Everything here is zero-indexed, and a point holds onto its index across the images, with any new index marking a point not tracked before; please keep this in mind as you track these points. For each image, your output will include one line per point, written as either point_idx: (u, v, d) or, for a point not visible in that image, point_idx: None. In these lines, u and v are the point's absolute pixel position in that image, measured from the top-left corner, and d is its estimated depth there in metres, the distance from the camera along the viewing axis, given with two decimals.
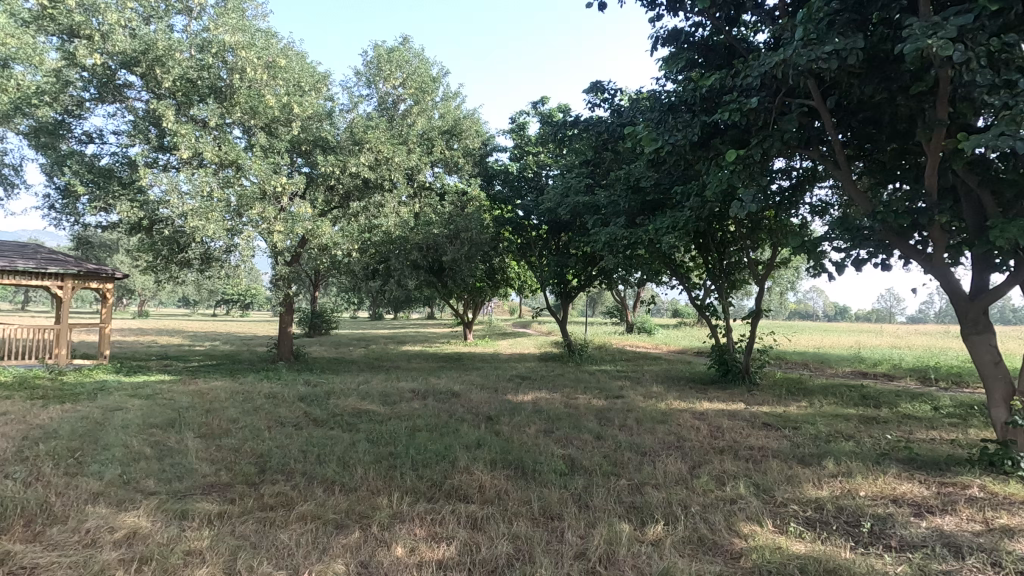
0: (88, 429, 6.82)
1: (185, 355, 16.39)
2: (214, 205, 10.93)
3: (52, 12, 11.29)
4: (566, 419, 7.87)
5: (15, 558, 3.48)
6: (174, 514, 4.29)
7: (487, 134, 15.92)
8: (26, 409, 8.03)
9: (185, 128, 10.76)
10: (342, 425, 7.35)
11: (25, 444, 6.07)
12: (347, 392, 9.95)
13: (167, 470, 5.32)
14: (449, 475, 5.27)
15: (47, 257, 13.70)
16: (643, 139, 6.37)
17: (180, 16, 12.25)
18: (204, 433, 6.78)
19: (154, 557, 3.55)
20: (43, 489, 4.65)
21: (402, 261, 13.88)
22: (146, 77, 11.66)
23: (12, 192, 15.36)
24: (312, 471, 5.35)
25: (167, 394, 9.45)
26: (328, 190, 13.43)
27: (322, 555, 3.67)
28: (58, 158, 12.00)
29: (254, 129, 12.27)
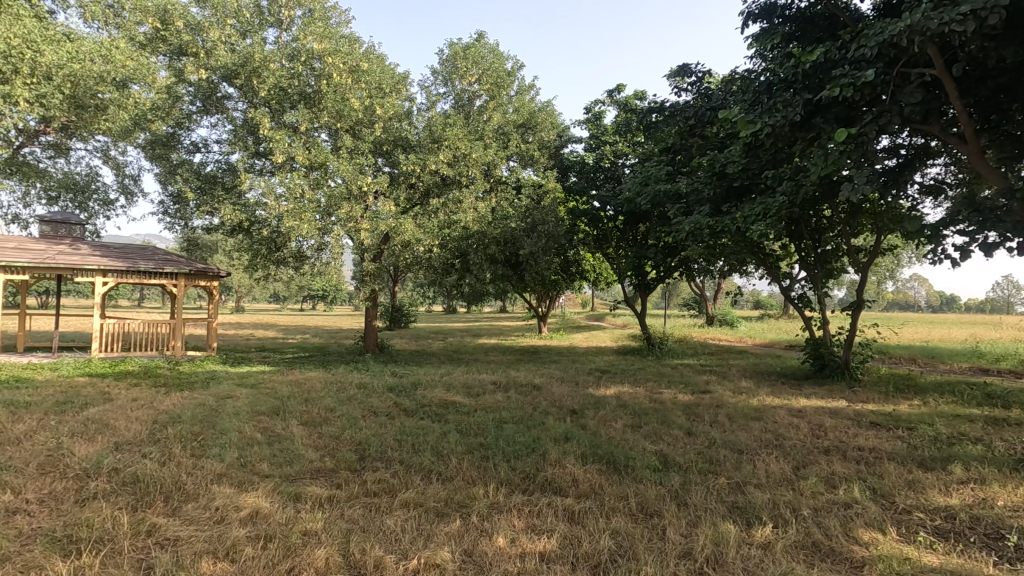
0: (206, 414, 7.45)
1: (282, 348, 17.54)
2: (306, 206, 11.57)
3: (164, 34, 12.37)
4: (653, 414, 7.69)
5: (161, 530, 3.85)
6: (289, 496, 4.60)
7: (562, 125, 15.79)
8: (153, 395, 8.91)
9: (279, 134, 11.47)
10: (431, 416, 7.57)
11: (156, 427, 6.73)
12: (432, 384, 10.26)
13: (278, 455, 5.70)
14: (541, 468, 5.29)
15: (163, 258, 15.05)
16: (738, 122, 6.07)
17: (272, 28, 13.01)
18: (307, 421, 7.21)
19: (276, 535, 3.81)
20: (175, 469, 5.13)
21: (481, 256, 14.11)
22: (245, 88, 12.52)
23: (133, 200, 17.08)
24: (409, 459, 5.55)
25: (269, 383, 10.14)
26: (408, 188, 13.88)
27: (428, 542, 3.79)
28: (170, 168, 13.13)
29: (340, 131, 12.85)
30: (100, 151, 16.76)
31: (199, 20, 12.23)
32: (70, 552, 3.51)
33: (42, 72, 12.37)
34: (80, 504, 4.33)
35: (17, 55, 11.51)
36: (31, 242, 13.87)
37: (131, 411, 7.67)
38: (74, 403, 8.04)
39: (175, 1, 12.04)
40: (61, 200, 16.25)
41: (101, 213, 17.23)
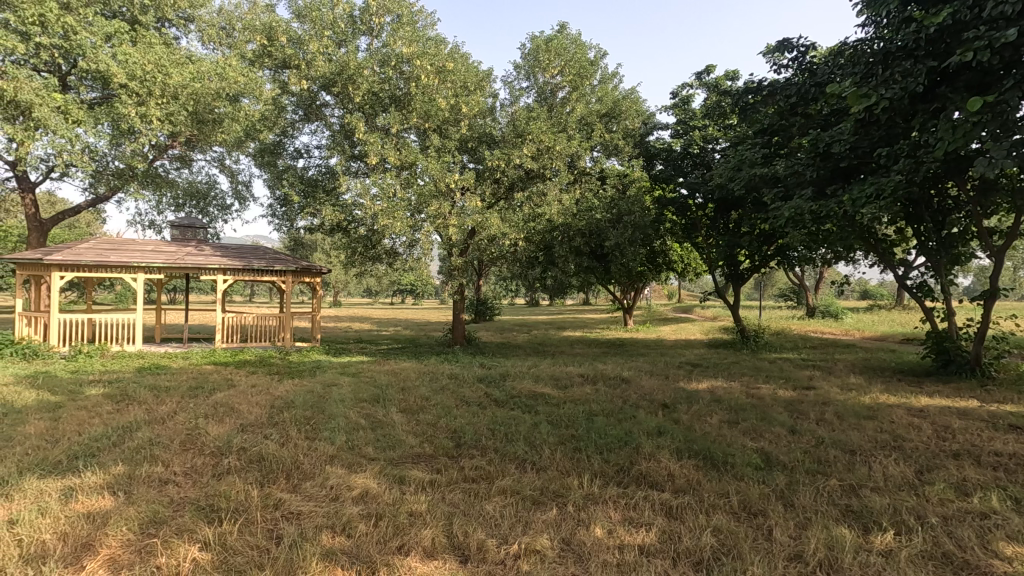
0: (315, 400, 8.07)
1: (376, 339, 18.55)
2: (398, 205, 12.12)
3: (270, 50, 13.39)
4: (752, 410, 7.34)
5: (285, 505, 4.24)
6: (395, 478, 4.89)
7: (648, 112, 15.35)
8: (269, 382, 9.79)
9: (373, 136, 12.11)
10: (522, 406, 7.71)
11: (274, 411, 7.40)
12: (520, 375, 10.42)
13: (381, 439, 6.07)
14: (635, 461, 5.24)
15: (272, 257, 16.36)
16: (850, 97, 5.61)
17: (364, 36, 13.68)
18: (405, 408, 7.61)
19: (386, 514, 4.07)
20: (294, 449, 5.62)
21: (566, 249, 14.09)
22: (342, 95, 13.30)
23: (245, 204, 18.71)
24: (503, 448, 5.70)
25: (369, 372, 10.79)
26: (493, 183, 14.12)
27: (527, 529, 3.88)
28: (277, 173, 14.22)
29: (428, 131, 13.30)
30: (217, 160, 18.47)
31: (300, 34, 13.12)
32: (213, 520, 3.96)
33: (170, 92, 13.88)
34: (217, 478, 4.87)
35: (150, 79, 13.39)
36: (164, 245, 15.61)
37: (252, 396, 8.47)
38: (204, 388, 9.01)
39: (279, 19, 13.00)
40: (187, 207, 18.12)
41: (219, 217, 19.04)
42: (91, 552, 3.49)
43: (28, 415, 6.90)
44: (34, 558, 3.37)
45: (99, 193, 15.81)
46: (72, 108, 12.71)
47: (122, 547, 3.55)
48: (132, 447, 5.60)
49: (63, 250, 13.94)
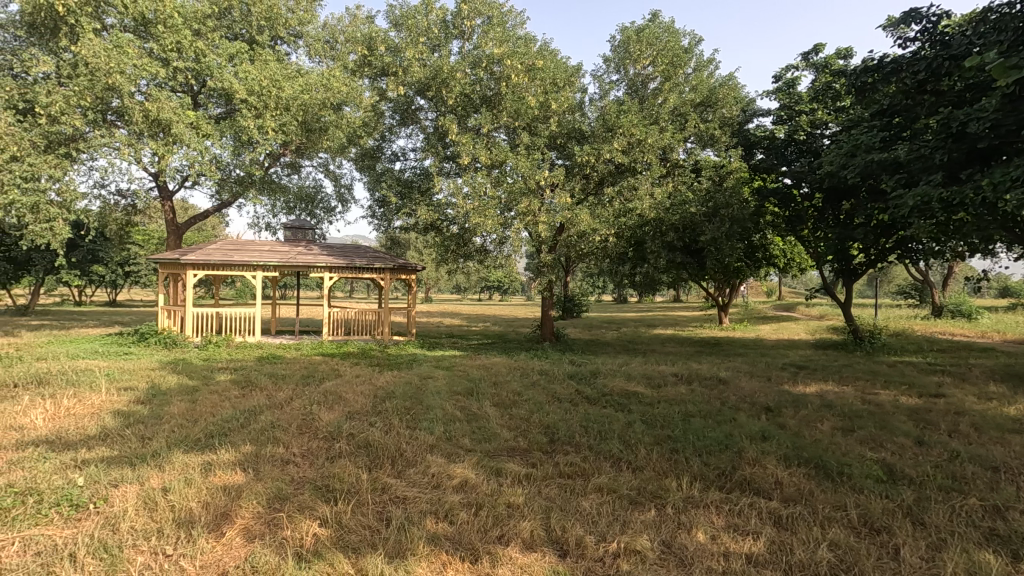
0: (414, 392, 8.46)
1: (467, 335, 19.07)
2: (489, 203, 12.36)
3: (369, 60, 14.19)
4: (869, 417, 6.74)
5: (392, 489, 4.49)
6: (492, 470, 5.02)
7: (747, 98, 14.52)
8: (371, 373, 10.40)
9: (465, 137, 12.47)
10: (614, 404, 7.62)
11: (376, 400, 7.86)
12: (611, 373, 10.28)
13: (477, 432, 6.25)
14: (738, 466, 5.00)
15: (372, 255, 17.32)
16: (991, 69, 5.00)
17: (456, 40, 14.08)
18: (498, 402, 7.78)
19: (486, 505, 4.19)
20: (397, 437, 5.94)
21: (657, 245, 13.71)
22: (435, 98, 13.81)
23: (348, 206, 19.94)
24: (597, 446, 5.67)
25: (462, 366, 11.14)
26: (583, 179, 14.02)
27: (625, 528, 3.84)
28: (376, 176, 15.02)
29: (517, 130, 13.45)
30: (323, 166, 19.82)
31: (396, 42, 13.74)
32: (328, 499, 4.28)
33: (282, 104, 15.06)
34: (330, 461, 5.25)
35: (266, 93, 14.66)
36: (279, 245, 17.05)
37: (356, 385, 9.05)
38: (314, 377, 9.75)
39: (378, 30, 13.72)
40: (297, 210, 19.64)
41: (325, 218, 20.45)
42: (229, 521, 3.90)
43: (171, 397, 7.84)
44: (185, 523, 3.82)
45: (224, 199, 17.55)
46: (202, 124, 14.20)
47: (254, 518, 3.93)
48: (257, 428, 6.19)
49: (195, 250, 15.66)
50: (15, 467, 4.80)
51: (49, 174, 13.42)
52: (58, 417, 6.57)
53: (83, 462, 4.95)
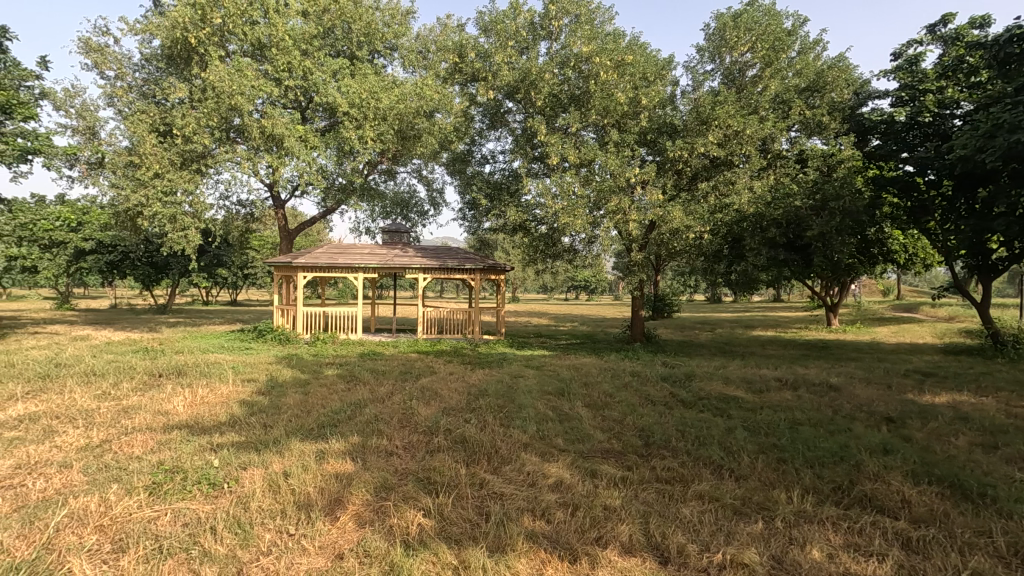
0: (506, 390, 8.61)
1: (555, 334, 19.08)
2: (578, 203, 12.29)
3: (460, 67, 14.63)
4: (1016, 433, 5.94)
5: (489, 485, 4.61)
6: (587, 471, 4.99)
7: (860, 80, 13.32)
8: (464, 371, 10.72)
9: (553, 137, 12.52)
10: (713, 409, 7.30)
11: (471, 397, 8.08)
12: (707, 376, 9.86)
13: (570, 432, 6.24)
14: (856, 481, 4.61)
15: (464, 256, 17.81)
16: None
17: (544, 41, 14.15)
18: (590, 403, 7.72)
19: (582, 505, 4.18)
20: (491, 434, 6.08)
21: (757, 242, 12.65)
22: (524, 100, 13.99)
23: (440, 209, 20.67)
24: (696, 451, 5.45)
25: (551, 366, 11.18)
26: (675, 175, 13.56)
27: (730, 539, 3.67)
28: (467, 179, 15.47)
29: (606, 127, 13.27)
30: (416, 171, 20.70)
31: (486, 48, 14.05)
32: (430, 491, 4.47)
33: (381, 114, 15.85)
34: (430, 454, 5.48)
35: (366, 105, 15.55)
36: (377, 248, 18.03)
37: (450, 382, 9.37)
38: (411, 373, 10.23)
39: (468, 37, 14.10)
40: (393, 214, 20.66)
41: (418, 221, 21.34)
42: (342, 507, 4.19)
43: (287, 388, 8.55)
44: (304, 505, 4.16)
45: (328, 205, 18.84)
46: (309, 136, 15.34)
47: (364, 505, 4.19)
48: (362, 420, 6.60)
49: (305, 254, 16.98)
50: (163, 447, 5.46)
51: (184, 188, 15.13)
52: (195, 404, 7.39)
53: (217, 445, 5.53)
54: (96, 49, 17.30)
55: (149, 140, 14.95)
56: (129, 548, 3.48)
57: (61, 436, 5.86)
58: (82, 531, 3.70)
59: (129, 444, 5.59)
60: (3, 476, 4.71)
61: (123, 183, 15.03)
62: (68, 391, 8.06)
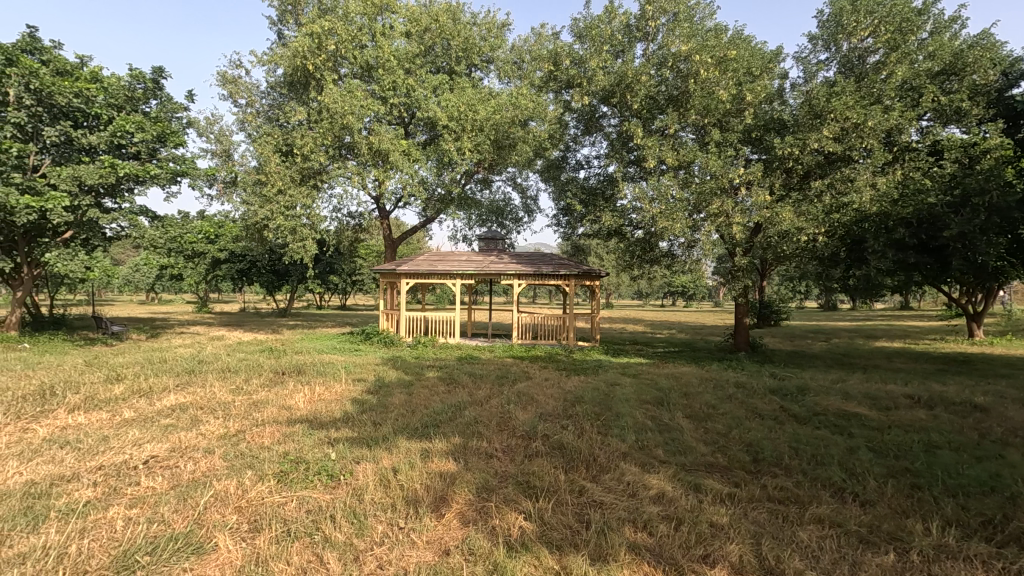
0: (602, 397, 8.50)
1: (652, 342, 18.52)
2: (676, 206, 11.89)
3: (555, 74, 14.74)
4: None
5: (588, 493, 4.58)
6: (690, 484, 4.80)
7: (1010, 58, 11.70)
8: (559, 376, 10.73)
9: (650, 140, 12.25)
10: (831, 427, 6.73)
11: (567, 404, 8.06)
12: (824, 390, 9.08)
13: (671, 443, 6.04)
14: (1011, 516, 4.04)
15: (558, 262, 17.82)
16: None
17: (640, 42, 13.87)
18: (692, 414, 7.42)
19: (686, 520, 4.04)
20: (589, 441, 6.03)
21: (881, 243, 11.03)
22: (620, 104, 13.81)
23: (534, 215, 20.90)
24: (813, 471, 5.06)
25: (649, 374, 10.87)
26: (784, 174, 12.70)
27: (855, 569, 3.37)
28: (562, 185, 15.52)
29: (707, 127, 12.73)
30: (511, 179, 21.09)
31: (581, 54, 14.04)
32: (529, 495, 4.54)
33: (478, 125, 16.30)
34: (528, 458, 5.56)
35: (464, 117, 16.12)
36: (474, 255, 18.57)
37: (545, 388, 9.42)
38: (507, 378, 10.40)
39: (563, 44, 14.20)
40: (489, 222, 21.20)
41: (513, 228, 21.74)
42: (447, 504, 4.37)
43: (393, 389, 9.05)
44: (412, 501, 4.39)
45: (428, 215, 19.72)
46: (412, 150, 16.17)
47: (467, 504, 4.34)
48: (463, 422, 6.82)
49: (407, 261, 17.93)
50: (289, 439, 6.01)
51: (302, 203, 16.54)
52: (314, 401, 8.05)
53: (333, 439, 5.98)
54: (231, 81, 19.47)
55: (273, 160, 16.54)
56: (264, 528, 3.88)
57: (205, 425, 6.63)
58: (225, 511, 4.16)
59: (260, 435, 6.21)
60: (161, 457, 5.42)
61: (253, 200, 16.75)
62: (209, 385, 9.10)
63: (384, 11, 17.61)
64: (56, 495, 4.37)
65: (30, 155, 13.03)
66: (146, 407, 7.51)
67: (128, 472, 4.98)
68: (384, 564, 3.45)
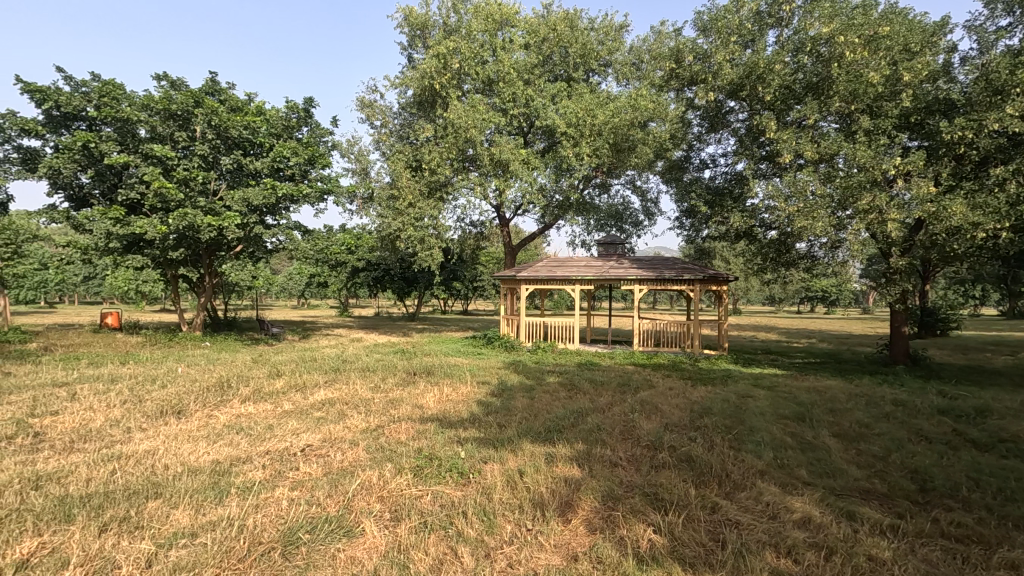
0: (734, 410, 7.97)
1: (789, 352, 16.99)
2: (818, 204, 10.86)
3: (677, 72, 14.23)
4: None
5: (723, 511, 4.32)
6: (842, 511, 4.34)
7: None
8: (685, 386, 10.25)
9: (786, 133, 11.34)
10: (1022, 457, 5.70)
11: (694, 415, 7.69)
12: (1010, 413, 7.72)
13: (817, 464, 5.51)
14: None
15: (681, 266, 17.04)
16: None
17: (773, 29, 12.92)
18: (841, 433, 6.70)
19: (839, 550, 3.66)
20: (721, 456, 5.69)
21: None
22: (750, 97, 12.96)
23: (654, 218, 20.27)
24: (1000, 508, 4.32)
25: (786, 387, 9.99)
26: (954, 161, 11.04)
27: None
28: (685, 186, 14.91)
29: (854, 115, 11.49)
30: (630, 182, 20.67)
31: (705, 48, 13.43)
32: (658, 508, 4.39)
33: (597, 130, 16.19)
34: (655, 469, 5.39)
35: (582, 123, 16.11)
36: (593, 261, 18.44)
37: (670, 397, 9.08)
38: (630, 385, 10.20)
39: (685, 40, 13.67)
40: (608, 226, 20.93)
41: (633, 232, 21.27)
42: (573, 510, 4.37)
43: (516, 392, 9.26)
44: (539, 503, 4.46)
45: (546, 221, 19.96)
46: (530, 158, 16.50)
47: (593, 512, 4.31)
48: (586, 429, 6.79)
49: (526, 267, 18.33)
50: (422, 436, 6.41)
51: (430, 215, 17.62)
52: (443, 401, 8.51)
53: (462, 438, 6.28)
54: (368, 105, 21.31)
55: (404, 175, 17.84)
56: (403, 519, 4.17)
57: (350, 419, 7.30)
58: (369, 499, 4.54)
59: (397, 431, 6.70)
60: (315, 446, 6.06)
61: (387, 212, 18.17)
62: (353, 382, 9.99)
63: (505, 26, 18.22)
64: (235, 474, 5.07)
65: (212, 182, 15.30)
66: (301, 401, 8.46)
67: (289, 458, 5.63)
68: (514, 563, 3.55)
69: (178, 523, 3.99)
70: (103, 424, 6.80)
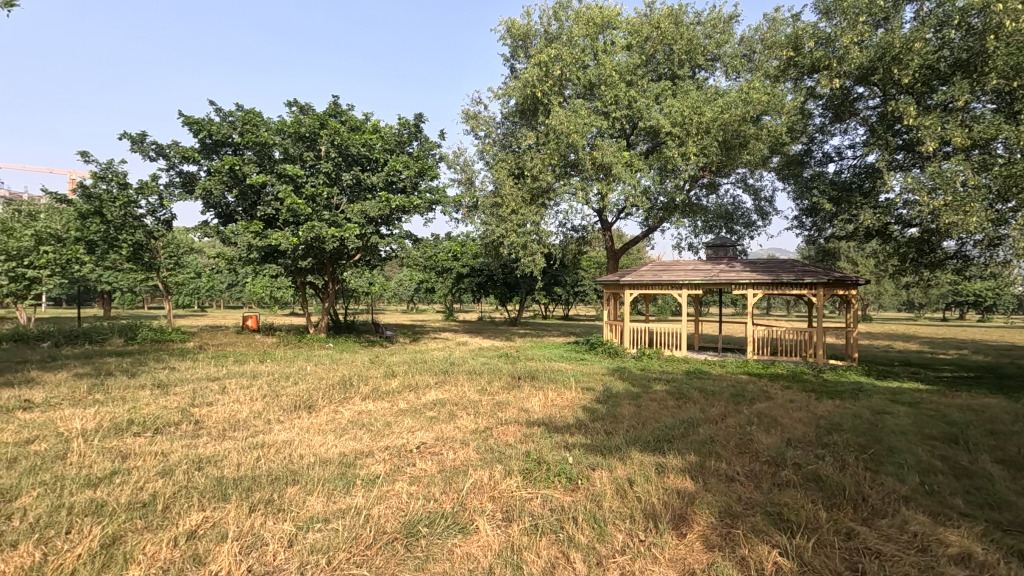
0: (869, 427, 7.20)
1: (933, 364, 15.02)
2: (971, 196, 9.53)
3: (796, 60, 13.24)
4: None
5: (861, 538, 3.92)
6: (1011, 549, 3.76)
7: None
8: (808, 399, 9.44)
9: (929, 118, 10.10)
10: None
11: (821, 430, 7.05)
12: None
13: (976, 493, 4.82)
14: None
15: (801, 269, 15.75)
16: None
17: (911, 4, 11.59)
18: (1005, 459, 5.81)
19: None
20: (855, 477, 5.18)
21: None
22: (883, 81, 11.72)
23: (769, 218, 18.96)
24: None
25: (931, 404, 8.85)
26: None
27: None
28: (805, 183, 13.80)
29: (1018, 92, 9.95)
30: (741, 181, 19.53)
31: (829, 32, 12.36)
32: (784, 529, 4.09)
33: (705, 128, 15.47)
34: (778, 488, 5.02)
35: (689, 121, 15.48)
36: (701, 264, 17.60)
37: (792, 410, 8.40)
38: (745, 396, 9.60)
39: (805, 26, 12.69)
40: (717, 228, 19.91)
41: (744, 233, 20.03)
42: (688, 524, 4.20)
43: (622, 400, 9.07)
44: (651, 514, 4.33)
45: (651, 224, 19.41)
46: (634, 159, 16.16)
47: (710, 528, 4.11)
48: (698, 440, 6.48)
49: (630, 272, 17.92)
50: (529, 439, 6.50)
51: (532, 221, 17.88)
52: (548, 406, 8.55)
53: (569, 444, 6.27)
54: (472, 117, 22.06)
55: (507, 183, 18.24)
56: (514, 519, 4.25)
57: (460, 420, 7.57)
58: (482, 498, 4.69)
59: (505, 433, 6.85)
60: (429, 444, 6.36)
61: (490, 220, 18.68)
62: (461, 384, 10.35)
63: (607, 29, 18.02)
64: (359, 467, 5.46)
65: (335, 197, 16.67)
66: (414, 400, 8.92)
67: (406, 454, 5.97)
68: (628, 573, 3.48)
69: (313, 509, 4.38)
70: (248, 415, 7.65)
